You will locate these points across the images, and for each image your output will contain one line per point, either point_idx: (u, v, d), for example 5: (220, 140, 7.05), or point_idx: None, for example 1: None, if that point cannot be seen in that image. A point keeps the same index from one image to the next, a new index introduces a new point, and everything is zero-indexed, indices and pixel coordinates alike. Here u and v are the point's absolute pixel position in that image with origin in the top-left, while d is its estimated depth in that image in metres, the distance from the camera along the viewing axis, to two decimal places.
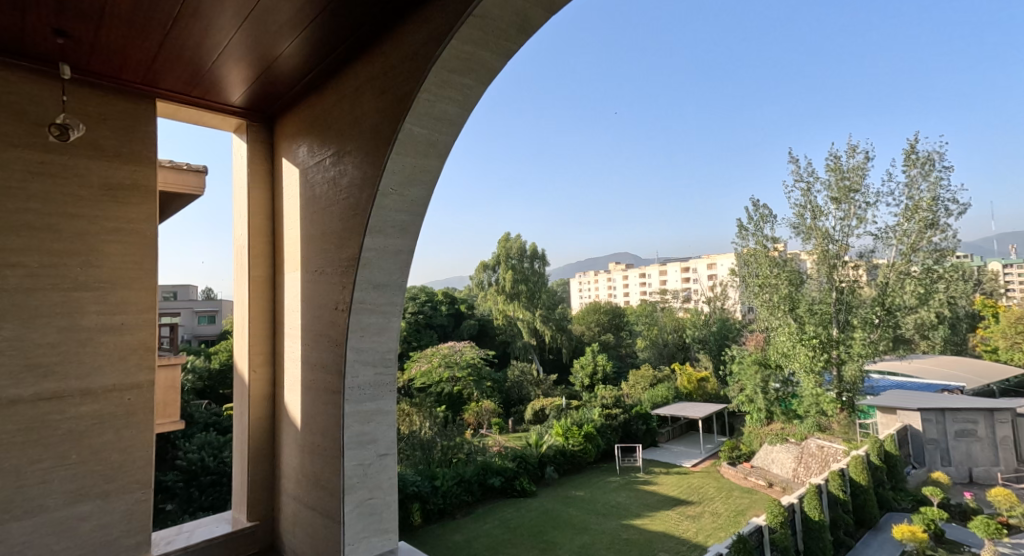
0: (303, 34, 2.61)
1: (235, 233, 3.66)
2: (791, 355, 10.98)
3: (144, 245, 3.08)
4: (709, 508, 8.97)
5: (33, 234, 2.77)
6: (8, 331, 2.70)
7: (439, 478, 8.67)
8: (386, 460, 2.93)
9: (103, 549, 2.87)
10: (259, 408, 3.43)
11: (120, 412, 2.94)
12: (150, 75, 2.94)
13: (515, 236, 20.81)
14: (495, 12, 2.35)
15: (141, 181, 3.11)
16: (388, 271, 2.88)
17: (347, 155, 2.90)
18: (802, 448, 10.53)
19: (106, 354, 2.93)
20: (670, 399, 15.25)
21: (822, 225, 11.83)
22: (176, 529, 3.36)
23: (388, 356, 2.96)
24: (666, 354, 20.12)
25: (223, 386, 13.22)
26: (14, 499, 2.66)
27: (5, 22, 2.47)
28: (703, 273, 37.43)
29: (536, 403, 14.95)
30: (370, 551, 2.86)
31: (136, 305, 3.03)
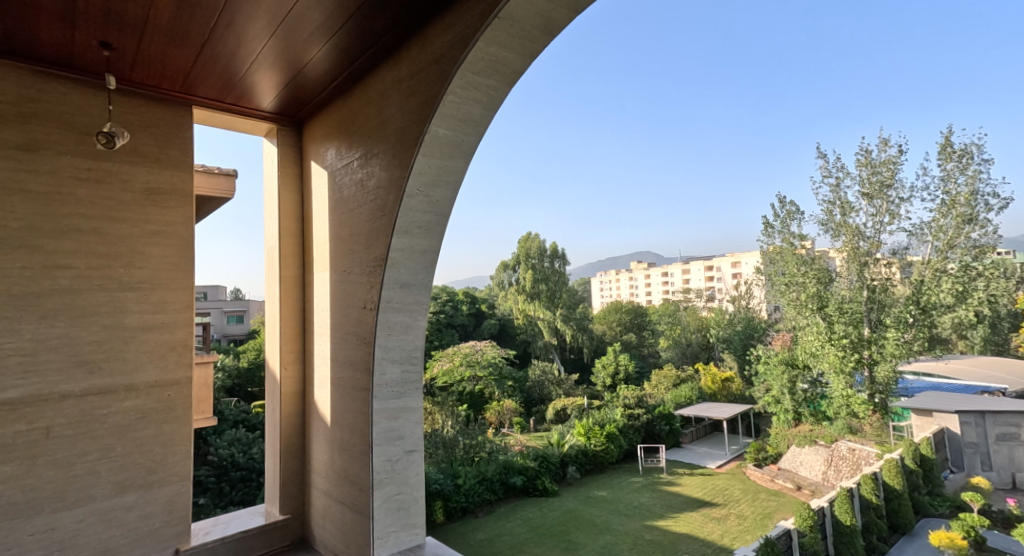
0: (331, 40, 2.68)
1: (266, 234, 3.76)
2: (819, 355, 10.78)
3: (182, 246, 3.20)
4: (734, 510, 8.87)
5: (81, 237, 2.90)
6: (58, 329, 2.83)
7: (461, 477, 8.73)
8: (413, 456, 2.99)
9: (147, 539, 3.00)
10: (290, 405, 3.53)
11: (161, 408, 3.06)
12: (187, 83, 3.05)
13: (535, 235, 20.79)
14: (520, 13, 2.38)
15: (180, 185, 3.23)
16: (414, 270, 2.94)
17: (374, 158, 2.97)
18: (833, 450, 10.28)
19: (148, 351, 3.06)
20: (693, 399, 15.20)
21: (851, 221, 11.66)
22: (213, 521, 3.46)
23: (415, 354, 3.02)
24: (690, 354, 19.89)
25: (251, 384, 13.58)
26: (65, 488, 2.79)
27: (55, 35, 2.59)
28: (727, 273, 36.83)
29: (557, 402, 14.96)
30: (398, 545, 2.92)
31: (175, 304, 3.15)
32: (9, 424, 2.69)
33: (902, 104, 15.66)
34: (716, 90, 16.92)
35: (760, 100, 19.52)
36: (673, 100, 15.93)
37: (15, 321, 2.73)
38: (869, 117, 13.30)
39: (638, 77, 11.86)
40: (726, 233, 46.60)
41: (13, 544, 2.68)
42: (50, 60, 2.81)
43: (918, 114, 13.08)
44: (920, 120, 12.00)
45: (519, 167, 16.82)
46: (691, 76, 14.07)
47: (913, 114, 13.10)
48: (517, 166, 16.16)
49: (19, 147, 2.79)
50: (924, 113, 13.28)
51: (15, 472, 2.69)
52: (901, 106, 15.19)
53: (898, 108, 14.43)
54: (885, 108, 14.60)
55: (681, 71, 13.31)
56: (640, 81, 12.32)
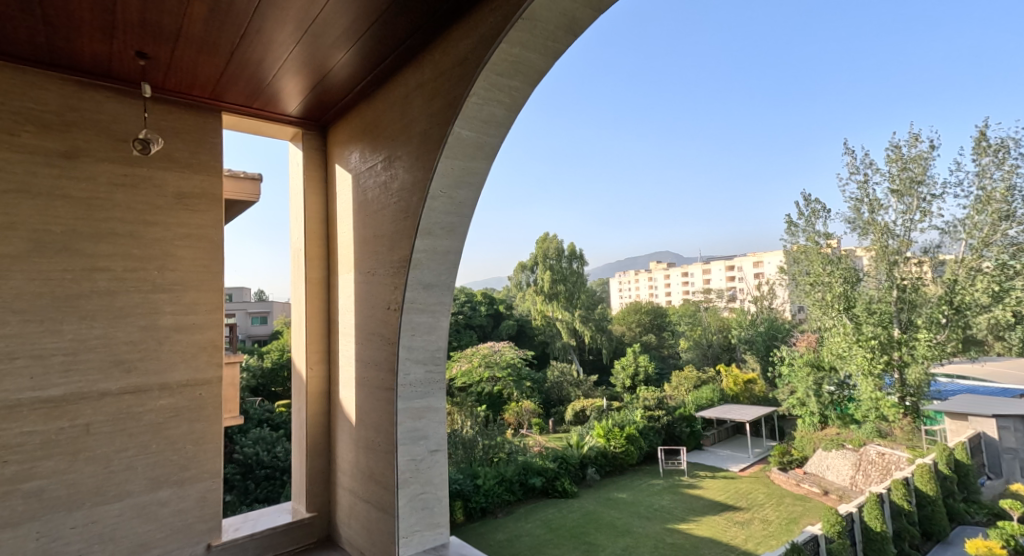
0: (355, 45, 2.73)
1: (292, 237, 3.83)
2: (847, 356, 10.58)
3: (212, 248, 3.28)
4: (759, 514, 8.73)
5: (117, 241, 3.00)
6: (97, 330, 2.92)
7: (481, 477, 8.77)
8: (437, 456, 3.02)
9: (180, 534, 3.08)
10: (316, 405, 3.60)
11: (192, 406, 3.15)
12: (217, 90, 3.12)
13: (553, 236, 20.71)
14: (544, 14, 2.39)
15: (209, 189, 3.31)
16: (437, 271, 2.97)
17: (397, 160, 3.01)
18: (860, 455, 10.10)
19: (180, 352, 3.14)
20: (715, 401, 15.09)
21: (880, 219, 11.55)
22: (243, 517, 3.53)
23: (438, 354, 3.05)
24: (711, 355, 19.66)
25: (275, 385, 13.82)
26: (104, 484, 2.88)
27: (95, 47, 2.68)
28: (749, 272, 36.01)
29: (576, 403, 14.94)
30: (422, 544, 2.95)
31: (206, 305, 3.23)
32: (52, 420, 2.79)
33: (930, 99, 15.26)
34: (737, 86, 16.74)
35: (783, 96, 19.22)
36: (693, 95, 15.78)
37: (58, 322, 2.83)
38: (896, 113, 13.03)
39: (657, 75, 11.84)
40: (748, 232, 45.89)
41: (56, 536, 2.77)
42: (89, 71, 2.91)
43: (948, 109, 12.76)
44: (950, 115, 11.73)
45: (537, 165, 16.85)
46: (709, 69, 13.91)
47: (942, 109, 12.78)
48: (537, 165, 16.18)
49: (60, 154, 2.89)
50: (953, 108, 12.94)
51: (58, 467, 2.79)
52: (929, 99, 14.78)
53: (926, 103, 14.08)
54: (913, 103, 14.26)
55: (699, 65, 13.14)
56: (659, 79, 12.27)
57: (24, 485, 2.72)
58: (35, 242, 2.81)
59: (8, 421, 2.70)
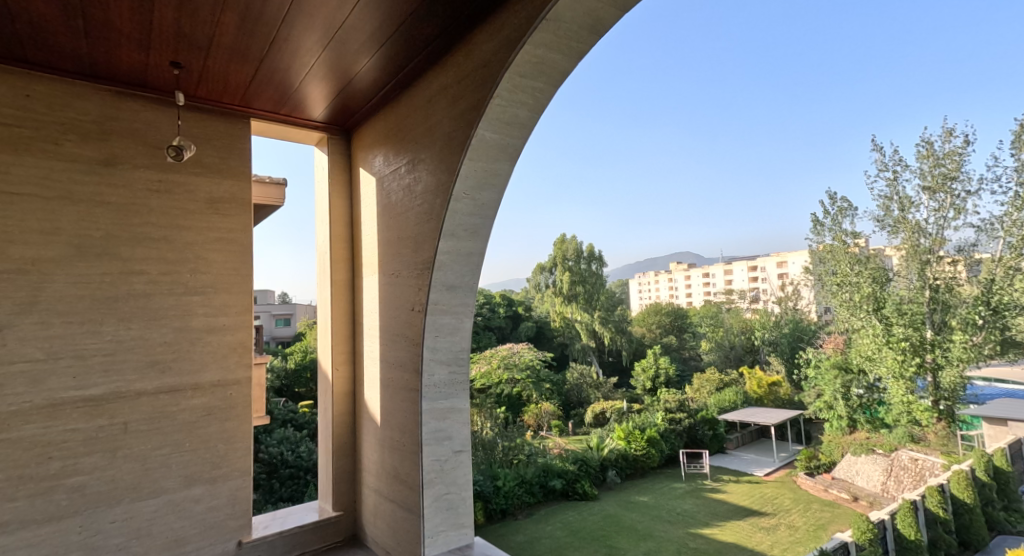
0: (380, 51, 2.77)
1: (318, 240, 3.90)
2: (877, 358, 10.36)
3: (242, 252, 3.36)
4: (785, 520, 8.59)
5: (153, 245, 3.10)
6: (133, 330, 3.02)
7: (501, 479, 8.79)
8: (461, 456, 3.05)
9: (212, 530, 3.15)
10: (341, 405, 3.65)
11: (223, 406, 3.23)
12: (246, 97, 3.20)
13: (571, 237, 20.76)
14: (568, 14, 2.39)
15: (239, 194, 3.39)
16: (460, 272, 3.00)
17: (421, 163, 3.04)
18: (893, 460, 9.86)
19: (211, 352, 3.22)
20: (738, 404, 14.87)
21: (911, 218, 11.25)
22: (272, 515, 3.60)
23: (461, 355, 3.08)
24: (733, 357, 19.44)
25: (298, 385, 14.03)
26: (141, 481, 2.98)
27: (132, 58, 2.77)
28: (772, 272, 35.00)
29: (596, 406, 14.86)
30: (447, 544, 2.97)
31: (235, 307, 3.31)
32: (93, 418, 2.88)
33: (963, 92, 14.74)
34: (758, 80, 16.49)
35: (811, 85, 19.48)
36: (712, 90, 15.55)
37: (98, 323, 2.93)
38: (927, 108, 12.67)
39: (677, 71, 11.73)
40: (771, 232, 45.06)
41: (97, 530, 2.87)
42: (126, 81, 3.01)
43: (981, 102, 12.35)
44: (984, 109, 11.35)
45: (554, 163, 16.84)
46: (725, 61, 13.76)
47: (975, 102, 12.38)
48: (555, 163, 16.14)
49: (99, 162, 2.99)
50: (988, 101, 12.49)
51: (98, 463, 2.88)
52: (960, 92, 14.29)
53: (958, 96, 13.60)
54: (944, 97, 13.80)
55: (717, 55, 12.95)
56: (678, 74, 12.16)
57: (67, 481, 2.81)
58: (77, 247, 2.91)
59: (52, 420, 2.79)
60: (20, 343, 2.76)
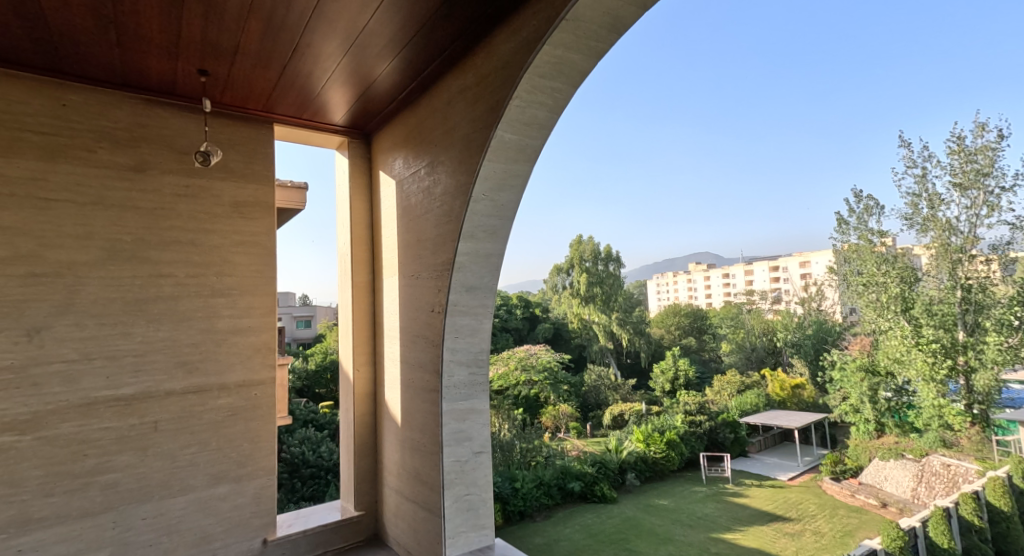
0: (399, 55, 2.80)
1: (338, 242, 3.95)
2: (905, 361, 10.06)
3: (266, 255, 3.42)
4: (810, 526, 8.44)
5: (180, 249, 3.17)
6: (163, 332, 3.09)
7: (519, 480, 8.79)
8: (481, 457, 3.06)
9: (238, 528, 3.21)
10: (362, 406, 3.69)
11: (248, 406, 3.28)
12: (270, 103, 3.26)
13: (588, 239, 20.57)
14: (588, 14, 2.38)
15: (262, 198, 3.45)
16: (480, 274, 3.02)
17: (440, 165, 3.07)
18: (923, 466, 9.71)
19: (237, 353, 3.29)
20: (760, 407, 14.65)
21: (941, 216, 10.95)
22: (295, 514, 3.65)
23: (481, 357, 3.09)
24: (754, 359, 19.23)
25: (318, 386, 14.18)
26: (170, 479, 3.05)
27: (162, 67, 2.85)
28: (795, 273, 33.99)
29: (614, 408, 14.77)
30: (468, 545, 2.99)
31: (260, 309, 3.37)
32: (124, 418, 2.96)
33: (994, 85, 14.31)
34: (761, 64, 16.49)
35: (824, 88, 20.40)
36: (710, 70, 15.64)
37: (129, 325, 3.01)
38: (956, 103, 12.37)
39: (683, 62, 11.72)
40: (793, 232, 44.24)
41: (129, 527, 2.94)
42: (155, 89, 3.09)
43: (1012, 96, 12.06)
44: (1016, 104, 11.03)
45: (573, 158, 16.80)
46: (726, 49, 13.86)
47: (1006, 96, 12.06)
48: (569, 160, 16.20)
49: (129, 167, 3.08)
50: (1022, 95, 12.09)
51: (130, 461, 2.96)
52: (992, 86, 13.86)
53: (988, 90, 13.19)
54: (975, 92, 13.39)
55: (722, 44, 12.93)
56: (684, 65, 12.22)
57: (100, 478, 2.89)
58: (109, 251, 2.99)
59: (86, 418, 2.88)
60: (56, 343, 2.84)
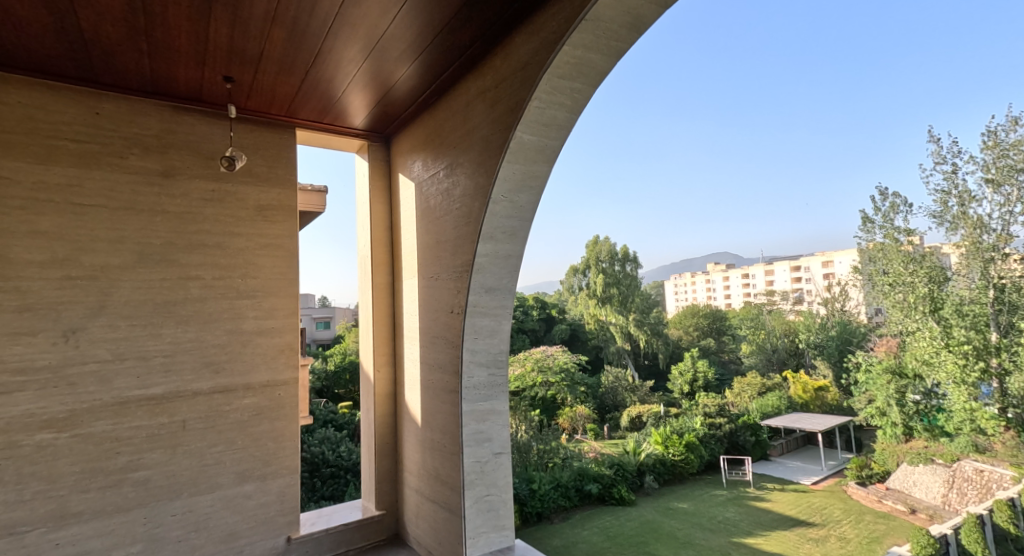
0: (418, 59, 2.84)
1: (359, 245, 4.01)
2: (935, 363, 9.80)
3: (289, 258, 3.48)
4: (836, 531, 8.29)
5: (207, 252, 3.25)
6: (190, 333, 3.17)
7: (536, 482, 8.77)
8: (501, 458, 3.08)
9: (263, 525, 3.27)
10: (383, 406, 3.74)
11: (273, 406, 3.34)
12: (292, 108, 3.32)
13: (605, 239, 20.45)
14: (608, 14, 2.39)
15: (286, 202, 3.51)
16: (499, 275, 3.04)
17: (459, 167, 3.09)
18: (954, 471, 9.49)
19: (262, 354, 3.35)
20: (782, 409, 14.46)
21: (972, 213, 10.78)
22: (318, 512, 3.69)
23: (500, 357, 3.11)
24: (776, 361, 19.07)
25: (338, 386, 14.33)
26: (198, 477, 3.11)
27: (189, 75, 2.92)
28: (817, 273, 33.21)
29: (632, 410, 14.67)
30: (488, 546, 3.01)
31: (283, 311, 3.43)
32: (155, 416, 3.04)
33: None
34: (783, 48, 16.40)
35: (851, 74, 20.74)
36: (734, 63, 15.52)
37: (158, 326, 3.09)
38: (988, 97, 12.07)
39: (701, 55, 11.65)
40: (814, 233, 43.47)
41: (159, 523, 3.02)
42: (183, 96, 3.17)
43: None
44: None
45: (594, 157, 16.82)
46: (753, 43, 13.77)
47: None
48: (587, 158, 16.14)
49: (158, 173, 3.16)
50: None
51: (160, 459, 3.03)
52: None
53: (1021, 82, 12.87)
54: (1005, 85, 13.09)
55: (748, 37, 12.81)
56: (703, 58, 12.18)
57: (133, 475, 2.97)
58: (140, 254, 3.08)
59: (119, 417, 2.96)
60: (91, 344, 2.93)
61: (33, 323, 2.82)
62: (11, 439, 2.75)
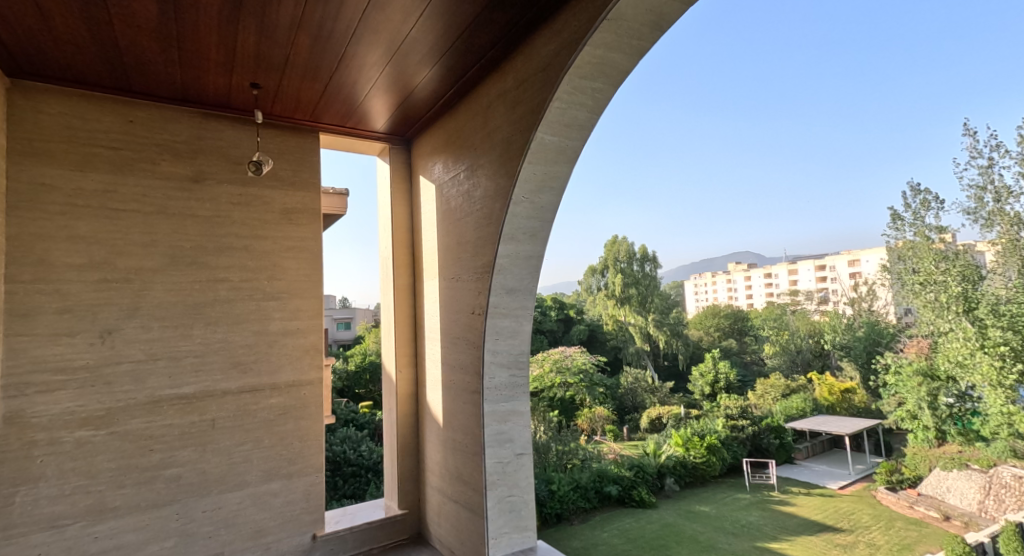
0: (439, 63, 2.87)
1: (381, 247, 4.05)
2: (969, 365, 9.62)
3: (313, 260, 3.54)
4: (864, 538, 8.12)
5: (235, 255, 3.32)
6: (219, 334, 3.24)
7: (555, 483, 8.76)
8: (523, 459, 3.10)
9: (289, 523, 3.33)
10: (405, 406, 3.78)
11: (298, 405, 3.41)
12: (316, 113, 3.38)
13: (623, 239, 20.24)
14: (630, 13, 2.38)
15: (310, 205, 3.57)
16: (520, 276, 3.05)
17: (480, 168, 3.11)
18: (991, 477, 9.11)
19: (287, 354, 3.41)
20: (807, 411, 14.21)
21: (1008, 209, 10.42)
22: (341, 511, 3.75)
23: (522, 358, 3.12)
24: (800, 362, 18.79)
25: (358, 386, 14.51)
26: (227, 474, 3.18)
27: (218, 82, 2.99)
28: (843, 272, 32.12)
29: (651, 411, 14.57)
30: (511, 546, 3.02)
31: (308, 312, 3.49)
32: (186, 415, 3.12)
33: None
34: (808, 39, 16.06)
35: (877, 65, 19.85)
36: (756, 55, 15.22)
37: (189, 327, 3.17)
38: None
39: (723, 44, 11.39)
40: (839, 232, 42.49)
41: (191, 519, 3.09)
42: (212, 104, 3.25)
43: None
44: None
45: (613, 153, 16.81)
46: (778, 35, 13.47)
47: None
48: (604, 154, 16.01)
49: (188, 178, 3.24)
50: None
51: (191, 456, 3.11)
52: None
53: None
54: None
55: (774, 27, 12.54)
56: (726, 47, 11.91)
57: (165, 472, 3.05)
58: (172, 257, 3.17)
59: (152, 415, 3.05)
60: (126, 344, 3.02)
61: (73, 323, 2.92)
62: (52, 436, 2.84)
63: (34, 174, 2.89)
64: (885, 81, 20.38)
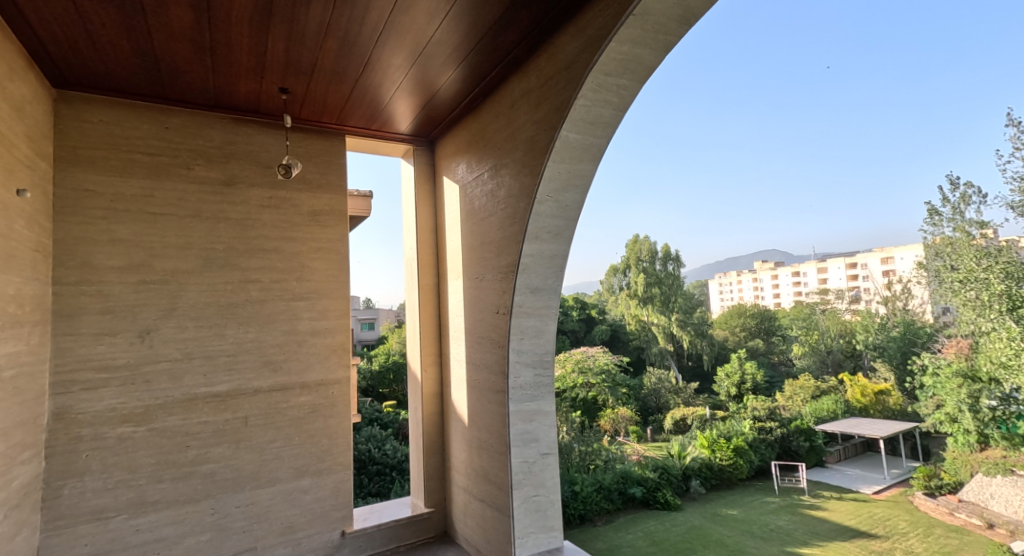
0: (463, 63, 2.89)
1: (406, 248, 4.09)
2: (1014, 366, 9.21)
3: (339, 260, 3.60)
4: (901, 545, 7.92)
5: (264, 256, 3.39)
6: (251, 334, 3.31)
7: (579, 484, 8.72)
8: (548, 459, 3.09)
9: (319, 519, 3.38)
10: (430, 405, 3.81)
11: (326, 404, 3.46)
12: (342, 116, 3.43)
13: (645, 238, 20.04)
14: (657, 7, 2.36)
15: (337, 207, 3.64)
16: (545, 275, 3.05)
17: (504, 168, 3.12)
18: None
19: (317, 352, 3.48)
20: (839, 413, 13.88)
21: None
22: (369, 508, 3.79)
23: (547, 358, 3.12)
24: (831, 363, 18.42)
25: (382, 385, 14.73)
26: (259, 471, 3.25)
27: (248, 88, 3.06)
28: (876, 271, 31.21)
29: (676, 412, 14.42)
30: (537, 546, 3.01)
31: (336, 312, 3.55)
32: (220, 412, 3.20)
33: None
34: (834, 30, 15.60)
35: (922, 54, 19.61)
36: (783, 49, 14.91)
37: (222, 327, 3.25)
38: None
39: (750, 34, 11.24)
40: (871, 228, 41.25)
41: (225, 514, 3.16)
42: (243, 109, 3.32)
43: None
44: None
45: (637, 149, 16.62)
46: (806, 26, 13.12)
47: None
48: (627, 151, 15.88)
49: (220, 182, 3.32)
50: None
51: (225, 453, 3.18)
52: None
53: None
54: None
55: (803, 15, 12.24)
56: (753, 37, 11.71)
57: (200, 468, 3.13)
58: (205, 259, 3.25)
59: (188, 412, 3.13)
60: (163, 344, 3.11)
61: (113, 324, 3.02)
62: (96, 432, 2.94)
63: (77, 182, 3.00)
64: (928, 72, 20.17)
